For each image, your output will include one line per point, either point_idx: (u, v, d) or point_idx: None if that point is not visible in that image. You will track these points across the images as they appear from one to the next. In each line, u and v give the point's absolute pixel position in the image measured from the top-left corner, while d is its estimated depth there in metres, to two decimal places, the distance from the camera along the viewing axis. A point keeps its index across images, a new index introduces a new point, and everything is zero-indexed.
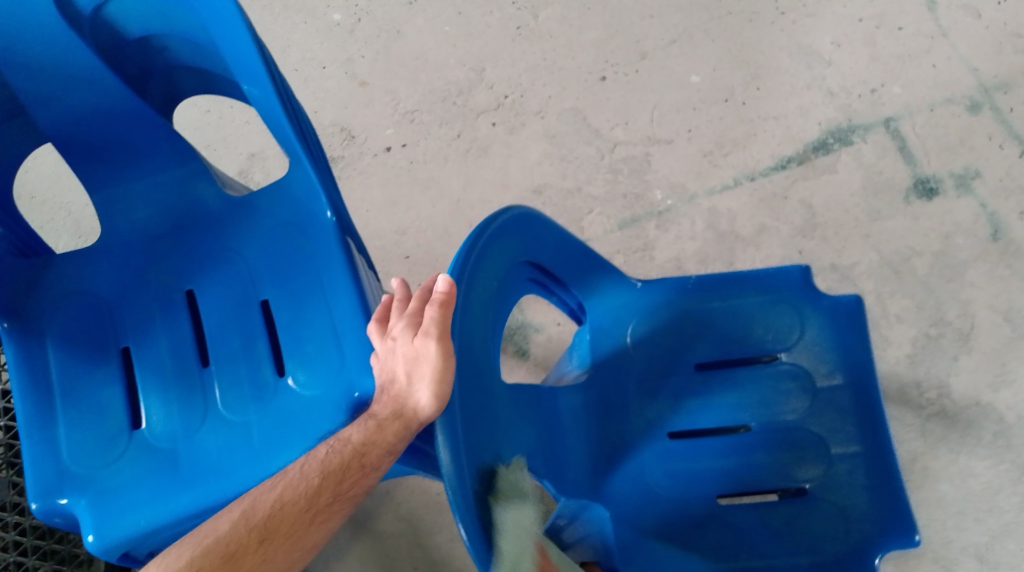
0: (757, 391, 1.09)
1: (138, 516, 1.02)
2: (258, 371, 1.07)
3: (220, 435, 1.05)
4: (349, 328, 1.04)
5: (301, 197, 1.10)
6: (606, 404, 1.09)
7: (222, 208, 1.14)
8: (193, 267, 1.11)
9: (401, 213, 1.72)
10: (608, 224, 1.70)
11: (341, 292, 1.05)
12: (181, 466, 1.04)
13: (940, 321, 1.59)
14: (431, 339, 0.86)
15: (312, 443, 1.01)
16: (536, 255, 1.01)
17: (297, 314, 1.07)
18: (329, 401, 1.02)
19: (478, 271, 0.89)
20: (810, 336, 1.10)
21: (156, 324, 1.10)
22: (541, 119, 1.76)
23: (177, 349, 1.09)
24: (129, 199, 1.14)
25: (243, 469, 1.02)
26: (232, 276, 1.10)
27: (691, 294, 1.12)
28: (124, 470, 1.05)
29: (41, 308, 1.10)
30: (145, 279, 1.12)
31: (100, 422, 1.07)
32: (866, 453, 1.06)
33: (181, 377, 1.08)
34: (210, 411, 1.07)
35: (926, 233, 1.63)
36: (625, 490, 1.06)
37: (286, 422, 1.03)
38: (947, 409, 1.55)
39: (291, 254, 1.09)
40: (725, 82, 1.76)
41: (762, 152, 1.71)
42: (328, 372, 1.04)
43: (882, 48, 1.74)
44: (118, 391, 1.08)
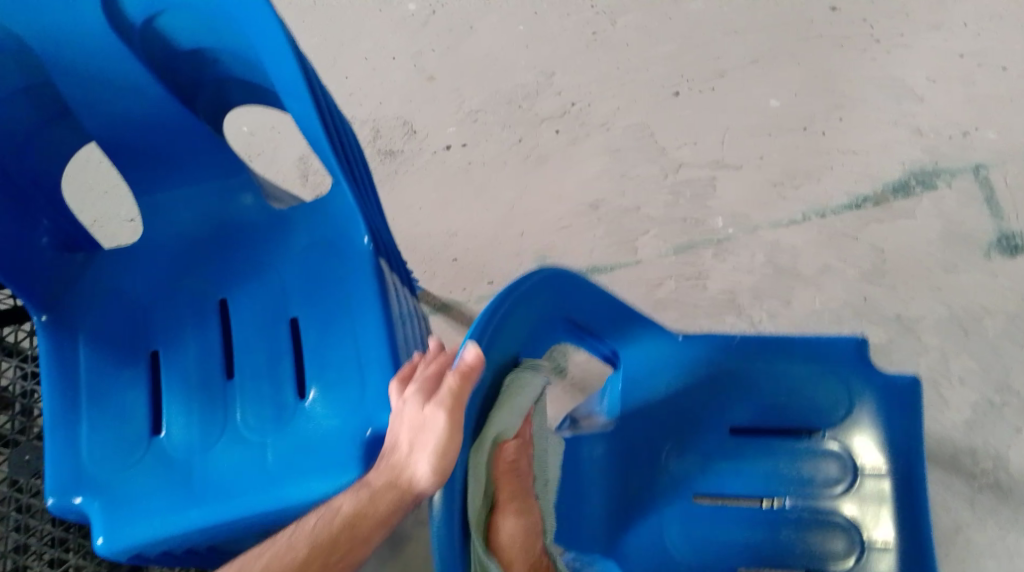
0: (793, 462, 1.04)
1: (145, 526, 1.01)
2: (280, 392, 1.06)
3: (236, 453, 1.05)
4: (374, 360, 1.03)
5: (340, 219, 1.09)
6: (632, 456, 1.05)
7: (263, 222, 1.14)
8: (229, 275, 1.12)
9: (452, 213, 1.70)
10: (662, 247, 1.64)
11: (370, 319, 1.04)
12: (195, 480, 1.04)
13: (1006, 388, 1.49)
14: (442, 410, 0.88)
15: (323, 473, 1.00)
16: (575, 312, 1.01)
17: (326, 337, 1.06)
18: (345, 434, 1.01)
19: (501, 335, 0.92)
20: (857, 413, 1.04)
21: (187, 332, 1.10)
22: (606, 130, 1.70)
23: (204, 359, 1.09)
24: (174, 204, 1.16)
25: (254, 491, 1.01)
26: (265, 291, 1.10)
27: (735, 355, 1.06)
28: (139, 477, 1.05)
29: (78, 305, 1.12)
30: (181, 284, 1.12)
31: (121, 426, 1.07)
32: (906, 550, 1.00)
33: (205, 389, 1.08)
34: (229, 427, 1.06)
35: (1002, 291, 1.54)
36: (642, 552, 1.02)
37: (302, 449, 1.02)
38: (1001, 482, 1.46)
39: (326, 275, 1.09)
40: (805, 110, 1.67)
41: (836, 188, 1.62)
42: (350, 402, 1.03)
43: (980, 84, 1.64)
44: (142, 394, 1.08)
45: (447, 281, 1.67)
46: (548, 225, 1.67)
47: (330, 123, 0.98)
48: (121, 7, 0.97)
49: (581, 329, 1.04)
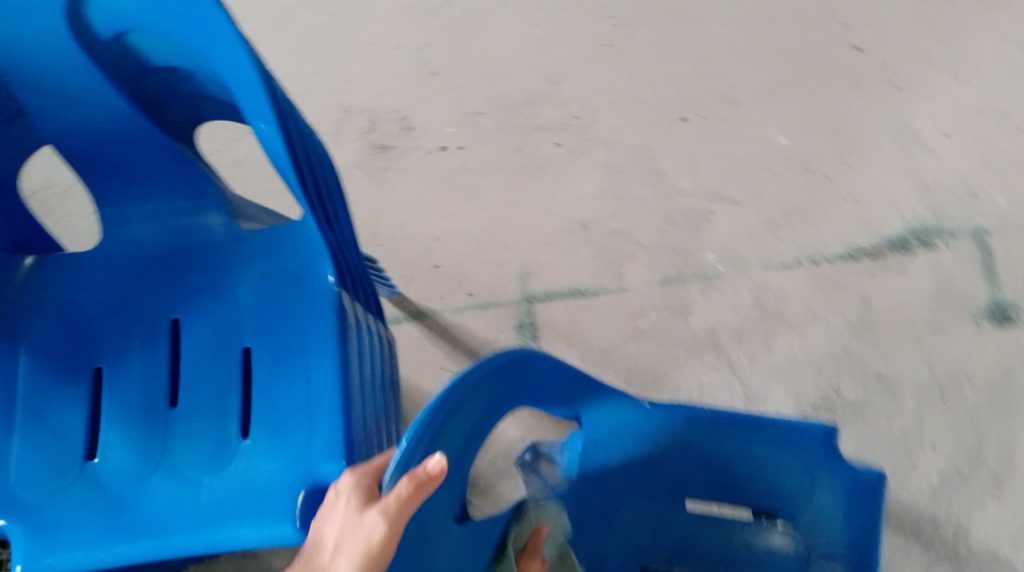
0: (746, 552, 1.05)
1: (70, 556, 1.00)
2: (223, 426, 1.04)
3: (169, 489, 1.03)
4: (324, 401, 1.03)
5: (307, 250, 1.09)
6: (586, 521, 1.08)
7: (228, 245, 1.14)
8: (183, 296, 1.11)
9: (439, 217, 1.66)
10: (649, 276, 1.60)
11: (324, 360, 1.04)
12: (125, 514, 1.02)
13: (978, 459, 1.47)
14: (384, 521, 0.85)
15: (257, 520, 0.99)
16: (534, 388, 0.99)
17: (276, 373, 1.05)
18: (283, 482, 1.00)
19: (449, 424, 0.89)
20: (818, 502, 1.02)
21: (133, 353, 1.08)
22: (606, 148, 1.66)
23: (149, 384, 1.07)
24: (135, 218, 1.15)
25: (185, 532, 1.00)
26: (221, 316, 1.09)
27: (694, 427, 1.03)
28: (67, 503, 1.03)
29: (26, 315, 1.10)
30: (132, 303, 1.11)
31: (56, 447, 1.05)
32: None
33: (146, 417, 1.06)
34: (166, 458, 1.04)
35: (988, 360, 1.51)
36: None
37: (238, 492, 1.01)
38: (958, 552, 1.44)
39: (284, 306, 1.08)
40: (811, 151, 1.63)
41: (832, 234, 1.59)
42: (292, 447, 1.02)
43: (996, 146, 1.59)
44: (81, 415, 1.06)
45: (426, 286, 1.63)
46: (535, 240, 1.63)
47: (296, 147, 0.98)
48: (92, 25, 0.98)
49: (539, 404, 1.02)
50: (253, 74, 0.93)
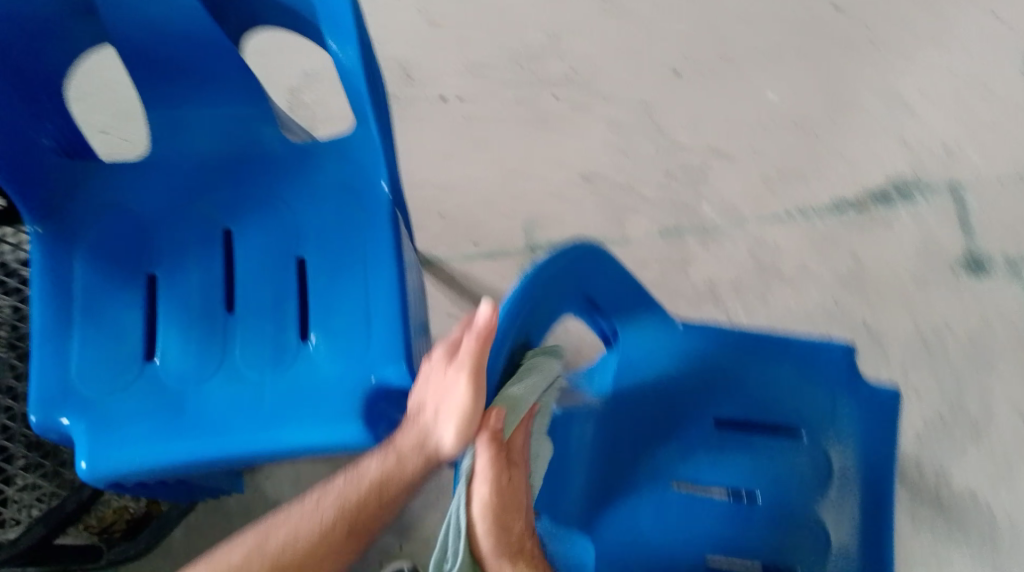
0: (772, 464, 1.04)
1: (132, 451, 0.99)
2: (282, 329, 1.03)
3: (228, 389, 1.02)
4: (383, 310, 1.01)
5: (360, 160, 1.06)
6: (615, 447, 1.07)
7: (281, 157, 1.10)
8: (238, 206, 1.08)
9: (452, 167, 1.70)
10: (650, 229, 1.66)
11: (382, 267, 1.02)
12: (185, 413, 1.01)
13: (958, 407, 1.52)
14: (463, 371, 0.89)
15: (322, 425, 0.98)
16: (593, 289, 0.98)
17: (333, 280, 1.03)
18: (344, 383, 0.99)
19: (525, 319, 0.91)
20: (837, 419, 1.05)
21: (190, 257, 1.06)
22: (607, 103, 1.70)
23: (205, 289, 1.05)
24: (184, 125, 1.10)
25: (248, 430, 0.99)
26: (274, 225, 1.07)
27: (729, 349, 1.08)
28: (127, 401, 1.02)
29: (79, 218, 1.07)
30: (186, 208, 1.08)
31: (114, 345, 1.04)
32: (863, 557, 1.01)
33: (204, 320, 1.05)
34: (225, 361, 1.03)
35: (967, 311, 1.57)
36: (616, 535, 1.04)
37: (300, 393, 1.00)
38: (942, 496, 1.49)
39: (339, 216, 1.05)
40: (803, 108, 1.69)
41: (822, 189, 1.66)
42: (353, 350, 1.00)
43: (970, 107, 1.67)
44: (139, 318, 1.05)
45: (435, 235, 1.68)
46: (542, 190, 1.68)
47: (371, 74, 1.01)
48: None
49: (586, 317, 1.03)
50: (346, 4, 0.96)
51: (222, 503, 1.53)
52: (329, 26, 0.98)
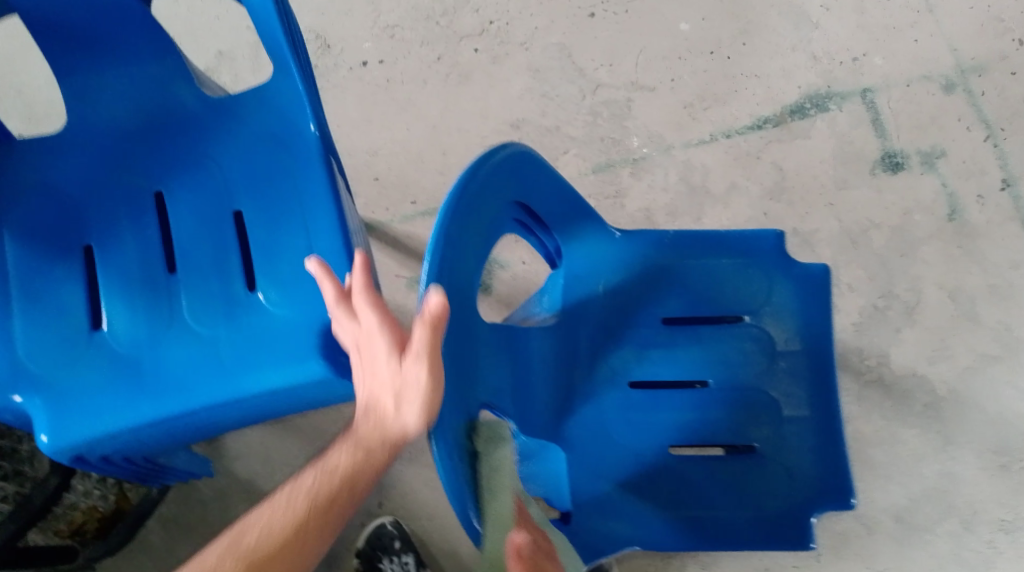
0: (720, 350, 1.10)
1: (93, 421, 0.96)
2: (229, 279, 1.00)
3: (183, 349, 0.98)
4: (328, 252, 0.98)
5: (283, 104, 1.03)
6: (572, 355, 1.08)
7: (202, 111, 1.05)
8: (166, 166, 1.04)
9: (378, 130, 1.71)
10: (583, 167, 1.70)
11: (323, 209, 1.00)
12: (142, 377, 0.97)
13: (890, 293, 1.61)
14: (420, 364, 0.78)
15: (287, 369, 0.95)
16: (525, 193, 0.94)
17: (274, 229, 1.01)
18: (302, 327, 0.97)
19: (464, 233, 0.81)
20: (777, 299, 1.10)
21: (124, 222, 1.02)
22: (526, 50, 1.74)
23: (145, 252, 1.02)
24: (97, 91, 1.05)
25: (209, 386, 0.95)
26: (206, 181, 1.03)
27: (668, 250, 1.12)
28: (79, 374, 0.97)
29: (3, 199, 1.02)
30: (114, 173, 1.04)
31: (59, 320, 0.99)
32: (815, 417, 1.07)
33: (148, 283, 1.01)
34: (176, 319, 0.99)
35: (888, 206, 1.66)
36: (584, 438, 1.07)
37: (257, 342, 0.97)
38: (885, 377, 1.58)
39: (272, 165, 1.02)
40: (713, 34, 1.75)
41: (741, 110, 1.72)
42: (304, 289, 0.98)
43: (870, 15, 1.75)
44: (80, 290, 1.00)
45: (370, 200, 1.69)
46: (472, 141, 1.70)
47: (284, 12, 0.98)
48: None
49: (532, 233, 1.05)
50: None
51: (196, 488, 1.47)
52: None
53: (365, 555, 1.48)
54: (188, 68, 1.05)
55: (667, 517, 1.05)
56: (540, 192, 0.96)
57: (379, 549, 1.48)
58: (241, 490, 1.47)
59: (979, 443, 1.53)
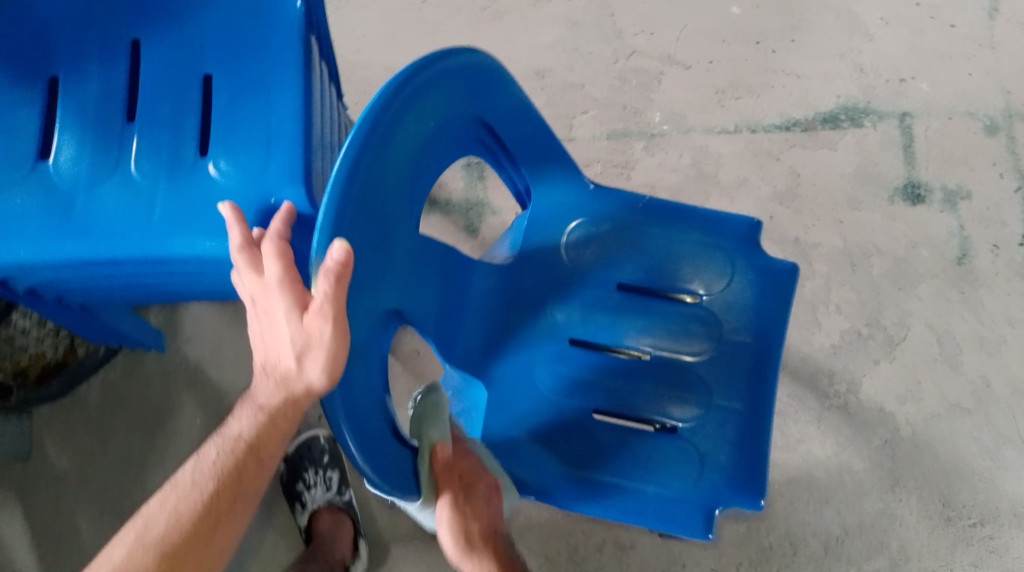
0: (665, 325, 1.06)
1: (17, 243, 0.95)
2: (179, 138, 0.99)
3: (120, 194, 0.97)
4: (283, 132, 0.98)
5: None
6: (516, 295, 1.06)
7: None
8: (147, 15, 1.03)
9: (400, 47, 1.67)
10: (598, 130, 1.65)
11: (287, 90, 0.99)
12: (73, 212, 0.96)
13: (875, 323, 1.56)
14: (326, 321, 0.73)
15: (216, 235, 0.95)
16: (484, 108, 0.92)
17: (237, 100, 1.00)
18: (239, 198, 0.96)
19: (393, 135, 0.79)
20: (733, 287, 1.07)
21: (92, 61, 1.01)
22: (568, 1, 1.71)
23: (107, 93, 1.01)
24: None
25: (138, 235, 0.95)
26: (182, 39, 1.02)
27: (636, 212, 1.09)
28: (14, 196, 0.97)
29: None
30: (94, 11, 1.03)
31: (8, 141, 0.99)
32: (745, 412, 1.04)
33: (102, 124, 1.00)
34: (120, 166, 0.98)
35: (896, 236, 1.60)
36: (508, 381, 1.05)
37: (193, 204, 0.96)
38: (849, 405, 1.53)
39: (249, 37, 1.02)
40: (761, 25, 1.70)
41: (771, 107, 1.66)
42: (251, 164, 0.97)
43: (927, 39, 1.68)
44: (36, 116, 1.00)
45: None
46: None
47: None
48: None
49: (500, 162, 1.04)
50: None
51: (140, 362, 1.46)
52: None
53: (291, 462, 1.42)
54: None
55: (571, 479, 1.02)
56: (504, 116, 0.95)
57: (307, 460, 1.43)
58: (184, 374, 1.45)
59: (928, 490, 1.49)
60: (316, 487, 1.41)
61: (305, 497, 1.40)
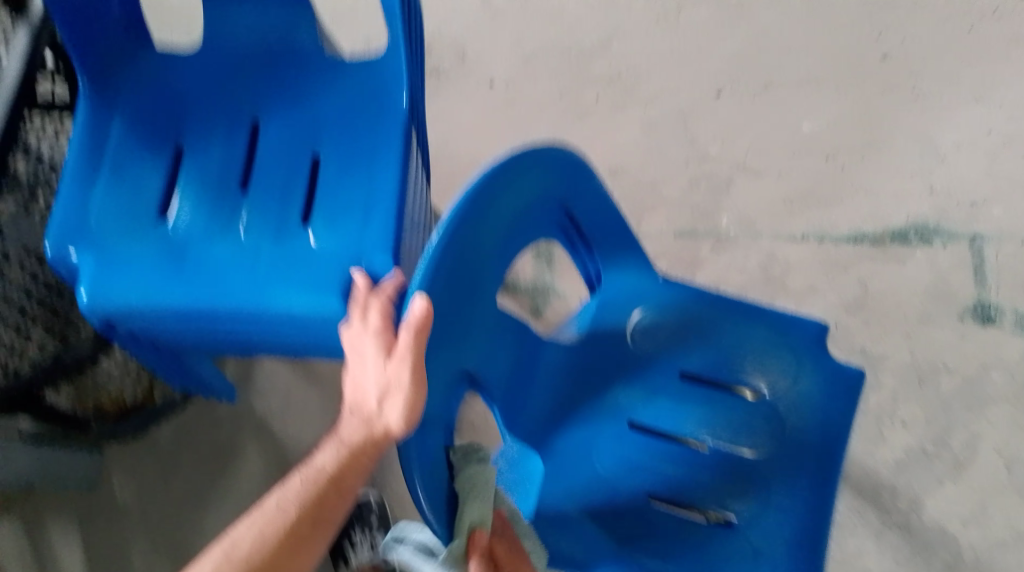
0: (727, 416, 1.07)
1: (131, 290, 1.02)
2: (286, 207, 1.07)
3: (229, 254, 1.05)
4: (380, 207, 1.05)
5: (386, 72, 1.11)
6: (582, 374, 1.10)
7: (316, 62, 1.14)
8: (269, 98, 1.12)
9: (484, 141, 1.77)
10: (666, 229, 1.71)
11: (388, 169, 1.06)
12: (185, 265, 1.04)
13: (943, 442, 1.54)
14: (406, 366, 0.79)
15: (310, 296, 1.01)
16: (568, 196, 0.98)
17: (342, 175, 1.08)
18: (334, 263, 1.03)
19: (487, 210, 0.85)
20: (799, 387, 1.08)
21: (216, 133, 1.11)
22: (645, 107, 1.77)
23: (226, 163, 1.10)
24: (236, 17, 1.14)
25: (240, 289, 1.02)
26: (298, 119, 1.11)
27: (706, 305, 1.12)
28: (134, 247, 1.05)
29: (123, 82, 1.12)
30: (223, 91, 1.13)
31: (133, 197, 1.07)
32: (804, 513, 1.03)
33: (218, 191, 1.09)
34: (230, 228, 1.07)
35: (966, 355, 1.59)
36: (567, 457, 1.06)
37: (292, 266, 1.03)
38: (911, 524, 1.50)
39: (359, 120, 1.10)
40: (834, 140, 1.74)
41: (841, 219, 1.69)
42: (348, 235, 1.04)
43: (1002, 166, 1.70)
44: (160, 178, 1.08)
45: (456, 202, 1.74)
46: None
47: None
48: None
49: (577, 245, 1.08)
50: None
51: (212, 412, 1.52)
52: None
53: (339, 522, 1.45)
54: (313, 17, 1.14)
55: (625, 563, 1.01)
56: (586, 204, 1.01)
57: (356, 520, 1.46)
58: (251, 426, 1.50)
59: None
60: (360, 545, 1.45)
61: (349, 553, 1.45)
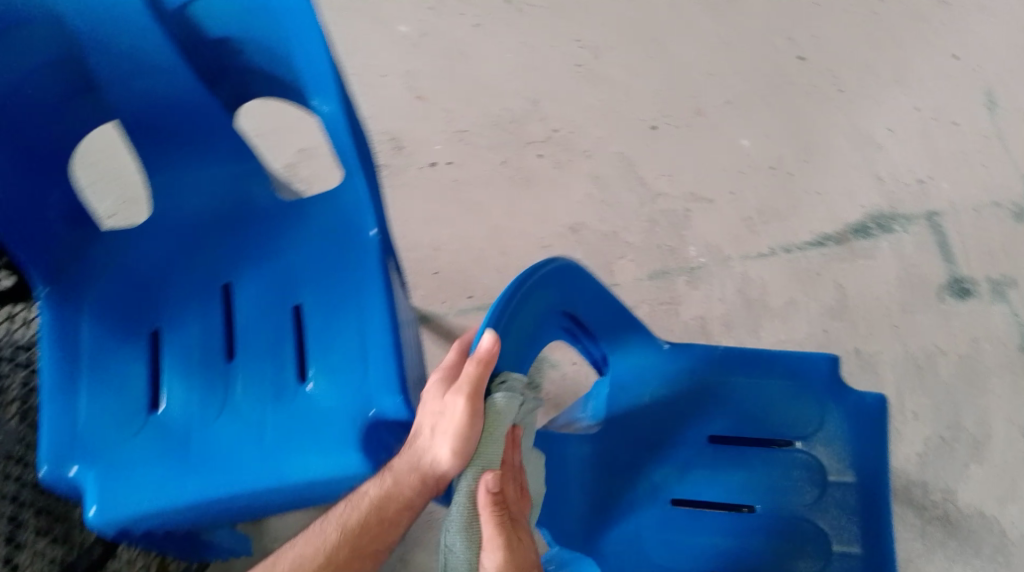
0: (767, 474, 1.06)
1: (141, 495, 0.99)
2: (280, 367, 1.05)
3: (234, 429, 1.03)
4: (376, 345, 1.03)
5: (348, 209, 1.10)
6: (611, 464, 1.07)
7: (275, 213, 1.13)
8: (235, 261, 1.11)
9: (439, 227, 1.74)
10: (638, 273, 1.69)
11: (374, 308, 1.05)
12: (191, 453, 1.01)
13: (956, 425, 1.56)
14: (462, 397, 0.86)
15: (327, 456, 0.99)
16: (568, 300, 0.96)
17: (328, 322, 1.06)
18: (343, 416, 1.01)
19: (505, 338, 0.86)
20: (828, 429, 1.07)
21: (189, 309, 1.08)
22: (589, 158, 1.77)
23: (207, 337, 1.07)
24: (186, 185, 1.14)
25: (253, 465, 1.00)
26: (270, 275, 1.09)
27: (714, 365, 1.10)
28: (133, 449, 1.02)
29: (82, 281, 1.09)
30: (186, 264, 1.11)
31: (121, 397, 1.04)
32: (867, 555, 1.03)
33: (205, 367, 1.06)
34: (229, 402, 1.04)
35: (954, 334, 1.61)
36: (619, 554, 1.03)
37: (302, 427, 1.01)
38: (949, 515, 1.51)
39: (331, 262, 1.09)
40: (775, 151, 1.75)
41: (802, 227, 1.70)
42: (350, 382, 1.02)
43: (939, 141, 1.74)
44: (143, 369, 1.06)
45: (428, 293, 1.70)
46: (532, 248, 1.71)
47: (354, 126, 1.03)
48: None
49: (580, 336, 1.07)
50: (325, 62, 0.99)
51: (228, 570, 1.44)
52: (317, 91, 1.02)
53: None
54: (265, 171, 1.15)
55: None
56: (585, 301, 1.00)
57: None
58: None
59: None
60: None
61: None
